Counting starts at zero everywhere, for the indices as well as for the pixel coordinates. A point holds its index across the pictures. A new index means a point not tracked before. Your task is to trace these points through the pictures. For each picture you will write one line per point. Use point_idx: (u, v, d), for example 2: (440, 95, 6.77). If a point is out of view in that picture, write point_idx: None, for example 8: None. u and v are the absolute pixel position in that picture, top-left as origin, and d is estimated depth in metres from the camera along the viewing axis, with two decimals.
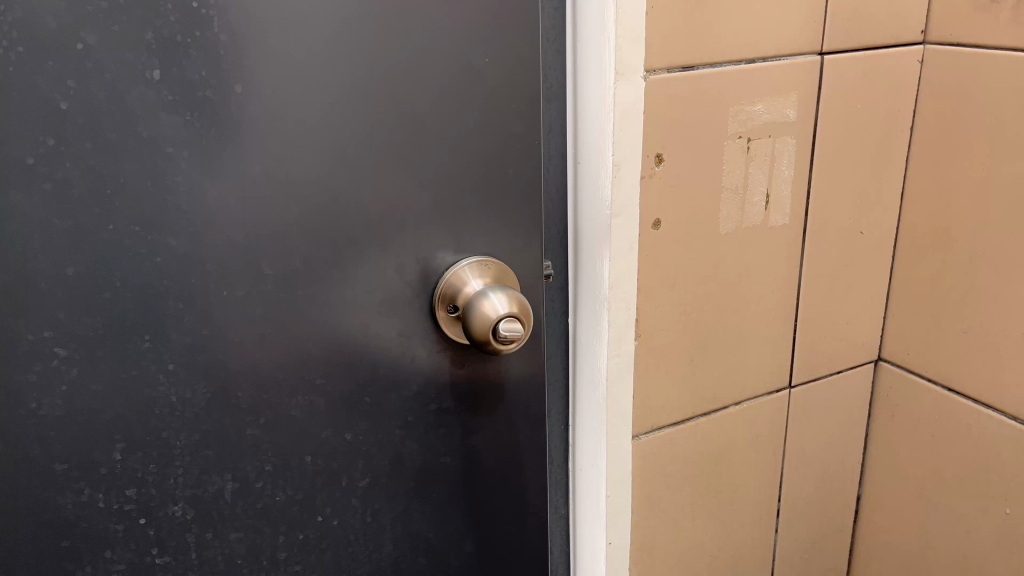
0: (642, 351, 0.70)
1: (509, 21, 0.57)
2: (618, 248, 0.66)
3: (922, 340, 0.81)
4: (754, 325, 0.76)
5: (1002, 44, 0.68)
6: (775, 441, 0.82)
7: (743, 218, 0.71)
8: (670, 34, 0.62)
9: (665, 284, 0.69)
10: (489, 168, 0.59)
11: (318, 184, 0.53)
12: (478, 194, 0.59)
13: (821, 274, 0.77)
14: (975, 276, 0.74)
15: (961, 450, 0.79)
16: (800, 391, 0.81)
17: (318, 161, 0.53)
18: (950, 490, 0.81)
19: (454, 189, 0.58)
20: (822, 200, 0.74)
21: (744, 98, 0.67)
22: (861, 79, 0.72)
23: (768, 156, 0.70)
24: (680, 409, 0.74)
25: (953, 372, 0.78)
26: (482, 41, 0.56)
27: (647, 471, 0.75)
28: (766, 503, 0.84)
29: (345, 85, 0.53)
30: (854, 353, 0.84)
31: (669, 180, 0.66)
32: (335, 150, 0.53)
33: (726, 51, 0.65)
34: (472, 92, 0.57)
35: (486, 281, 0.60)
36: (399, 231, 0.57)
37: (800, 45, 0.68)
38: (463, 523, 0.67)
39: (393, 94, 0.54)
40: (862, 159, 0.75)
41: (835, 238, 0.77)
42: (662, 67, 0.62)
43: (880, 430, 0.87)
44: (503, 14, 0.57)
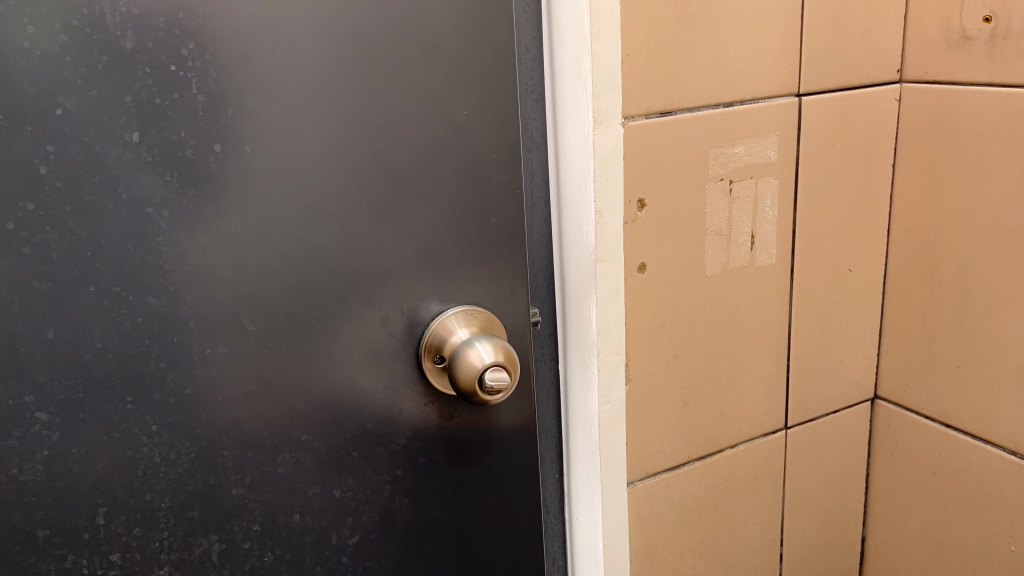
0: (633, 396, 0.70)
1: (487, 74, 0.58)
2: (604, 294, 0.65)
3: (917, 376, 0.80)
4: (745, 367, 0.75)
5: (975, 80, 0.69)
6: (774, 484, 0.81)
7: (728, 260, 0.71)
8: (647, 81, 0.63)
9: (652, 328, 0.69)
10: (472, 217, 0.60)
11: (300, 240, 0.54)
12: (462, 243, 0.60)
13: (811, 312, 0.77)
14: (964, 309, 0.74)
15: (962, 487, 0.78)
16: (796, 432, 0.80)
17: (299, 216, 0.53)
18: (953, 527, 0.80)
19: (438, 239, 0.58)
20: (807, 238, 0.75)
21: (724, 140, 0.67)
22: (840, 118, 0.73)
23: (751, 198, 0.70)
24: (675, 454, 0.73)
25: (949, 407, 0.78)
26: (459, 95, 0.57)
27: (644, 518, 0.73)
28: (768, 547, 0.82)
29: (325, 141, 0.53)
30: (850, 392, 0.83)
31: (652, 225, 0.66)
32: (316, 206, 0.54)
33: (703, 96, 0.65)
34: (451, 145, 0.57)
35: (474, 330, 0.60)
36: (383, 283, 0.57)
37: (777, 88, 0.69)
38: None
39: (374, 149, 0.55)
40: (846, 196, 0.76)
41: (823, 276, 0.77)
42: (640, 113, 0.63)
43: (880, 469, 0.86)
44: (481, 68, 0.58)
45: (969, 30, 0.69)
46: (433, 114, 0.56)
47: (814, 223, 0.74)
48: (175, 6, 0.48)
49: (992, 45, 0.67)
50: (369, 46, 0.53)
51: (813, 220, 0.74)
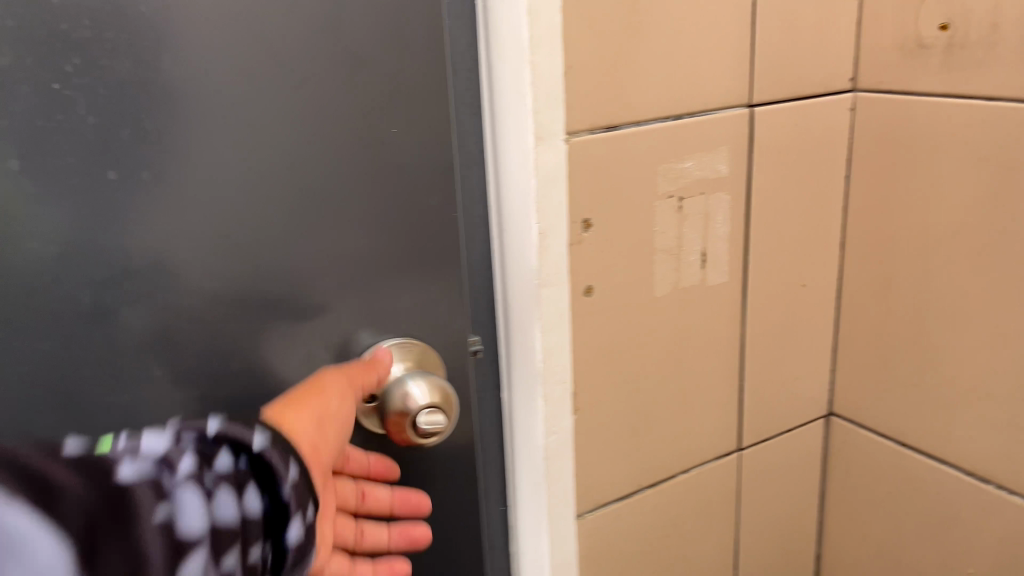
0: (580, 425, 0.66)
1: (416, 85, 0.53)
2: (548, 319, 0.61)
3: (872, 394, 0.78)
4: (698, 389, 0.72)
5: (931, 90, 0.66)
6: (728, 508, 0.78)
7: (679, 279, 0.67)
8: (591, 93, 0.58)
9: (599, 354, 0.65)
10: (399, 238, 0.55)
11: (210, 274, 0.48)
12: (389, 265, 0.55)
13: (765, 329, 0.74)
14: (920, 325, 0.72)
15: (919, 507, 0.76)
16: (750, 453, 0.78)
17: (209, 248, 0.48)
18: (909, 548, 0.78)
19: (364, 262, 0.54)
20: (760, 254, 0.71)
21: (673, 155, 0.64)
22: (792, 129, 0.69)
23: (702, 214, 0.67)
24: (625, 483, 0.70)
25: (904, 426, 0.75)
26: (383, 107, 0.52)
27: (593, 550, 0.70)
28: (722, 571, 0.80)
29: (234, 164, 0.48)
30: (804, 410, 0.80)
31: (599, 246, 0.62)
32: (228, 236, 0.49)
33: (651, 108, 0.61)
34: (374, 163, 0.53)
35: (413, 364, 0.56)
36: (302, 314, 0.52)
37: (728, 99, 0.65)
38: None
39: (290, 171, 0.50)
40: (800, 209, 0.73)
41: (775, 293, 0.74)
42: (585, 128, 0.59)
43: (835, 486, 0.84)
44: (414, 79, 0.53)
45: (925, 37, 0.66)
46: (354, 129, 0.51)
47: (767, 239, 0.71)
48: (55, 15, 0.42)
49: (948, 54, 0.64)
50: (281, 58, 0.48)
51: (765, 235, 0.71)
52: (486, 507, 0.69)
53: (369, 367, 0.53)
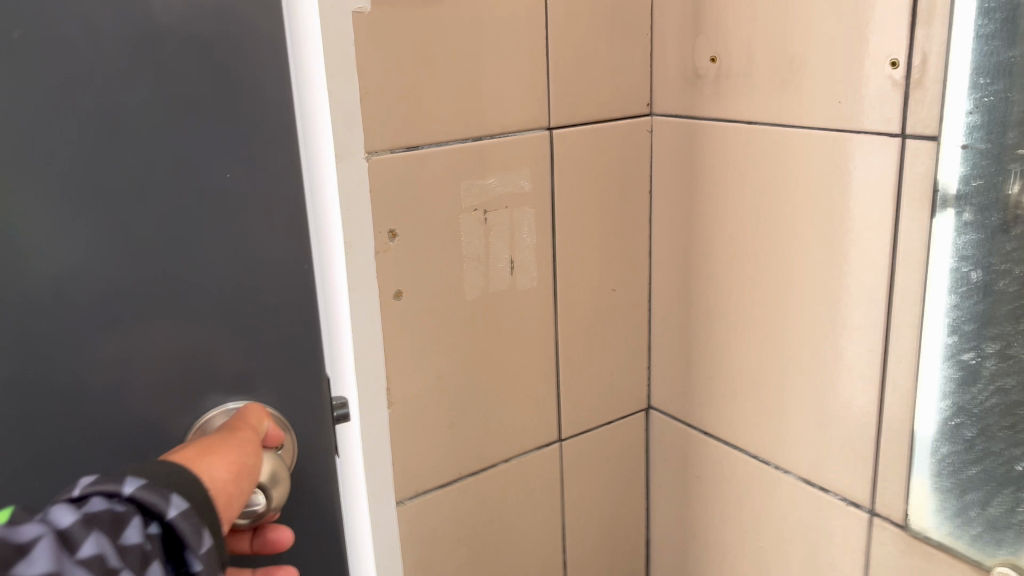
0: (395, 418, 0.72)
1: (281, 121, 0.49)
2: (358, 321, 0.68)
3: (680, 388, 0.86)
4: (513, 385, 0.79)
5: (707, 115, 0.75)
6: (551, 494, 0.85)
7: (487, 284, 0.74)
8: (388, 116, 0.65)
9: (412, 352, 0.71)
10: (266, 275, 0.50)
11: (108, 340, 0.46)
12: (262, 308, 0.51)
13: (577, 330, 0.82)
14: (711, 325, 0.80)
15: (719, 489, 0.84)
16: (570, 443, 0.85)
17: (84, 316, 0.45)
18: (714, 527, 0.86)
19: (231, 308, 0.50)
20: (567, 262, 0.79)
21: (474, 173, 0.71)
22: (592, 149, 0.77)
23: (507, 226, 0.74)
24: (445, 472, 0.77)
25: (704, 416, 0.84)
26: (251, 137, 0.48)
27: (415, 533, 0.76)
28: (550, 554, 0.87)
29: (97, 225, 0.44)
30: (623, 404, 0.88)
31: (404, 253, 0.69)
32: (122, 301, 0.46)
33: (449, 130, 0.68)
34: (251, 226, 0.49)
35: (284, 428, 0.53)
36: (187, 375, 0.49)
37: (525, 122, 0.73)
38: None
39: (160, 228, 0.46)
40: (605, 221, 0.81)
41: (586, 297, 0.81)
42: (384, 147, 0.65)
43: (657, 474, 0.92)
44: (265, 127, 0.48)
45: (699, 68, 0.74)
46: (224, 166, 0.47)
47: (574, 248, 0.79)
48: None
49: (716, 83, 0.73)
50: (131, 102, 0.44)
51: (571, 245, 0.79)
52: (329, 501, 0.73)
53: (241, 478, 0.43)
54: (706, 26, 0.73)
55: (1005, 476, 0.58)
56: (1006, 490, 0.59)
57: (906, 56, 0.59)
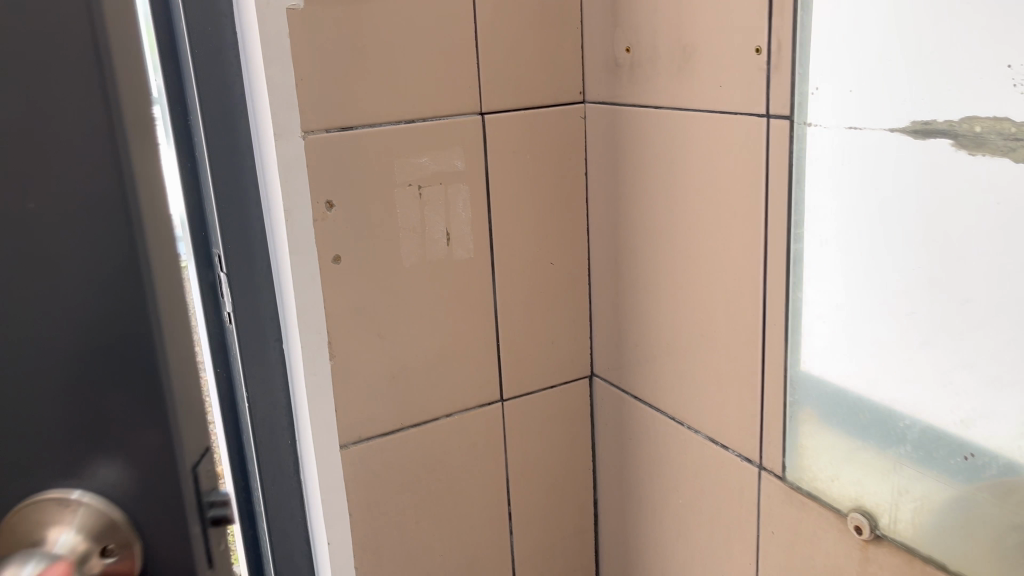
0: (337, 370, 0.81)
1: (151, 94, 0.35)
2: (299, 281, 0.77)
3: (615, 356, 0.92)
4: (453, 347, 0.87)
5: (626, 101, 0.82)
6: (494, 450, 0.93)
7: (424, 253, 0.83)
8: (324, 100, 0.74)
9: (352, 311, 0.80)
10: (149, 301, 0.35)
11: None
12: (138, 341, 0.35)
13: (517, 299, 0.90)
14: (637, 296, 0.87)
15: (648, 450, 0.90)
16: (512, 404, 0.93)
17: None
18: (645, 487, 0.92)
19: (94, 331, 0.35)
20: (504, 235, 0.87)
21: (409, 152, 0.79)
22: (525, 132, 0.85)
23: (441, 201, 0.82)
24: (387, 422, 0.85)
25: (634, 381, 0.90)
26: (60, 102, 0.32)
27: (359, 476, 0.85)
28: (494, 506, 0.95)
29: None
30: (565, 370, 0.96)
31: (342, 222, 0.78)
32: None
33: (382, 114, 0.77)
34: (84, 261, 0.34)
35: (129, 530, 0.36)
36: (66, 436, 0.35)
37: (458, 107, 0.81)
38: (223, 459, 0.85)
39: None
40: (541, 199, 0.88)
41: (524, 269, 0.89)
42: (320, 127, 0.75)
43: (601, 438, 0.98)
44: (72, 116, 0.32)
45: (619, 58, 0.81)
46: (108, 149, 0.33)
47: (509, 223, 0.87)
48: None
49: (631, 72, 0.80)
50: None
51: (507, 220, 0.87)
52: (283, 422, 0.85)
53: None
54: (622, 18, 0.80)
55: (909, 427, 0.60)
56: (905, 441, 0.61)
57: (767, 43, 0.65)
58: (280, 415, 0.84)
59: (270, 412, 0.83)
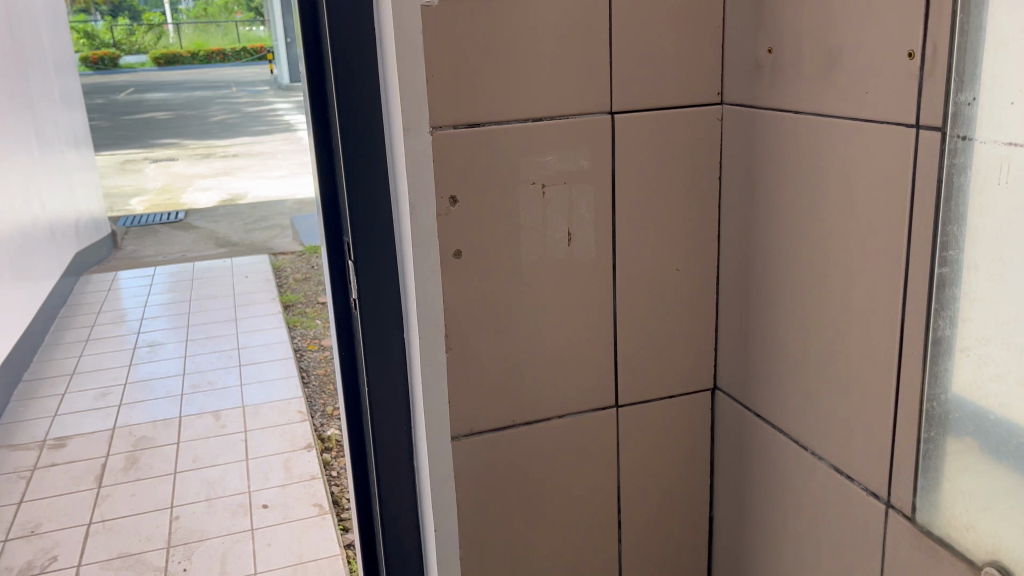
0: (453, 363, 0.82)
1: None
2: (420, 274, 0.78)
3: (739, 370, 0.89)
4: (570, 349, 0.86)
5: (765, 105, 0.78)
6: (607, 456, 0.91)
7: (545, 253, 0.82)
8: (453, 96, 0.75)
9: (470, 306, 0.81)
10: None
11: None
12: None
13: (638, 305, 0.87)
14: (765, 310, 0.82)
15: (768, 472, 0.86)
16: (628, 410, 0.91)
17: None
18: (763, 509, 0.88)
19: None
20: (629, 238, 0.85)
21: (535, 150, 0.79)
22: (657, 133, 0.83)
23: (565, 201, 0.81)
24: (499, 418, 0.85)
25: (758, 398, 0.86)
26: None
27: (469, 470, 0.86)
28: (604, 512, 0.93)
29: None
30: (685, 380, 0.93)
31: (464, 218, 0.78)
32: None
33: (510, 111, 0.77)
34: None
35: None
36: None
37: (587, 106, 0.79)
38: (355, 428, 0.91)
39: None
40: (670, 203, 0.85)
41: (648, 274, 0.87)
42: (448, 123, 0.75)
43: (720, 453, 0.95)
44: None
45: (760, 59, 0.77)
46: None
47: (635, 226, 0.85)
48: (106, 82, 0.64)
49: (773, 74, 0.76)
50: None
51: (633, 223, 0.84)
52: (399, 408, 0.86)
53: None
54: (767, 17, 0.75)
55: None
56: None
57: (920, 47, 0.59)
58: (397, 401, 0.86)
59: (387, 396, 0.86)
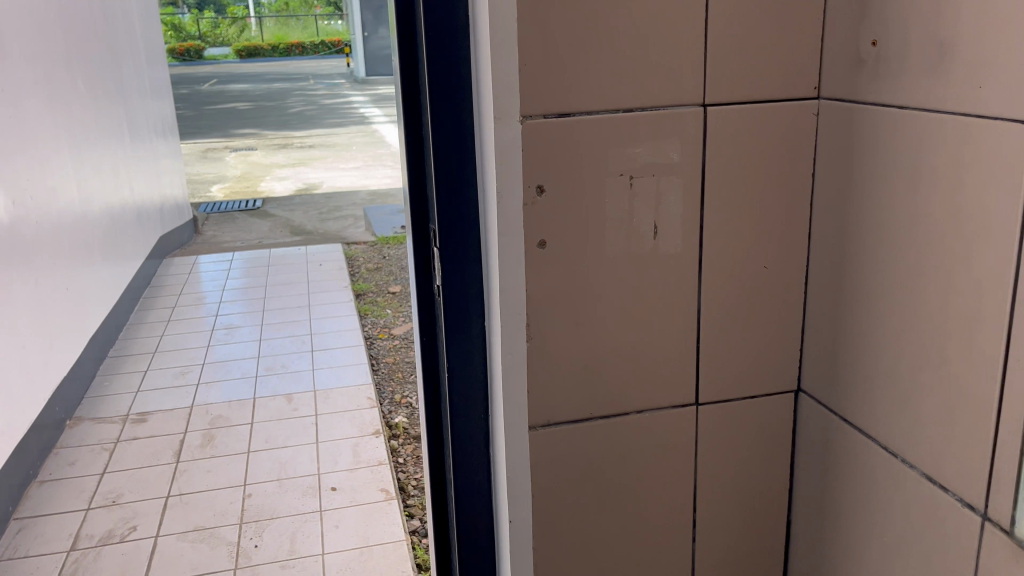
0: (533, 354, 0.82)
1: None
2: (504, 262, 0.78)
3: (826, 373, 0.86)
4: (652, 344, 0.85)
5: (866, 100, 0.75)
6: (684, 453, 0.90)
7: (630, 246, 0.81)
8: (545, 85, 0.75)
9: (553, 296, 0.81)
10: None
11: None
12: None
13: (723, 302, 0.86)
14: (857, 311, 0.80)
15: (853, 478, 0.84)
16: (708, 409, 0.89)
17: None
18: (846, 517, 0.86)
19: None
20: (717, 234, 0.83)
21: (625, 141, 0.78)
22: (750, 128, 0.81)
23: (653, 193, 0.80)
24: (577, 411, 0.85)
25: (846, 402, 0.83)
26: None
27: (545, 461, 0.85)
28: (679, 510, 0.92)
29: None
30: (768, 381, 0.91)
31: (551, 208, 0.78)
32: None
33: (601, 102, 0.76)
34: None
35: None
36: None
37: (680, 98, 0.78)
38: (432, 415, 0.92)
39: None
40: (760, 199, 0.84)
41: (734, 271, 0.85)
42: (538, 113, 0.75)
43: (802, 457, 0.93)
44: None
45: (863, 53, 0.75)
46: None
47: (723, 222, 0.83)
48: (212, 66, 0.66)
49: (876, 68, 0.73)
50: None
51: (721, 218, 0.83)
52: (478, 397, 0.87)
53: None
54: (871, 9, 0.73)
55: None
56: None
57: None
58: (476, 390, 0.87)
59: (466, 385, 0.86)
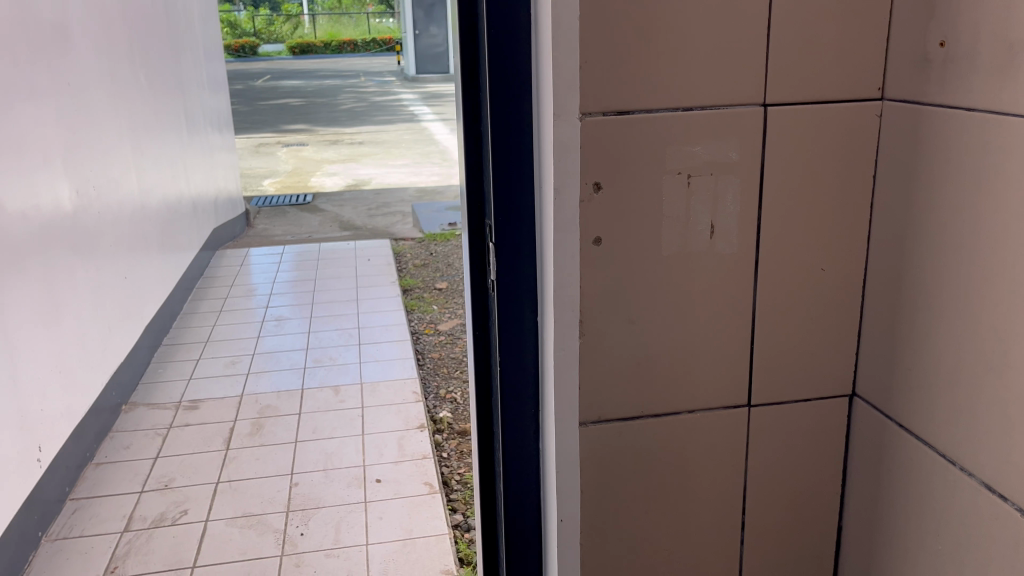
0: (586, 350, 0.82)
1: None
2: (560, 258, 0.78)
3: (882, 377, 0.85)
4: (705, 343, 0.85)
5: (932, 101, 0.74)
6: (734, 455, 0.90)
7: (686, 245, 0.81)
8: (605, 83, 0.75)
9: (607, 294, 0.81)
10: None
11: None
12: None
13: (778, 303, 0.85)
14: (916, 316, 0.79)
15: (908, 485, 0.82)
16: (760, 410, 0.89)
17: None
18: (900, 524, 0.84)
19: None
20: (774, 235, 0.83)
21: (683, 140, 0.78)
22: (810, 128, 0.80)
23: (710, 193, 0.80)
24: (628, 408, 0.85)
25: (903, 408, 0.82)
26: None
27: (595, 457, 0.86)
28: (727, 512, 0.92)
29: None
30: (822, 384, 0.90)
31: (608, 205, 0.78)
32: None
33: (660, 100, 0.77)
34: None
35: None
36: None
37: (740, 98, 0.78)
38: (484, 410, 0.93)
39: None
40: (819, 201, 0.83)
41: (790, 272, 0.84)
42: (597, 111, 0.76)
43: (855, 463, 0.91)
44: None
45: (930, 53, 0.74)
46: None
47: (781, 222, 0.83)
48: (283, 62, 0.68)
49: (943, 69, 0.72)
50: None
51: (779, 219, 0.82)
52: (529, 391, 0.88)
53: None
54: (939, 9, 0.72)
55: None
56: None
57: None
58: (528, 385, 0.87)
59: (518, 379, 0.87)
